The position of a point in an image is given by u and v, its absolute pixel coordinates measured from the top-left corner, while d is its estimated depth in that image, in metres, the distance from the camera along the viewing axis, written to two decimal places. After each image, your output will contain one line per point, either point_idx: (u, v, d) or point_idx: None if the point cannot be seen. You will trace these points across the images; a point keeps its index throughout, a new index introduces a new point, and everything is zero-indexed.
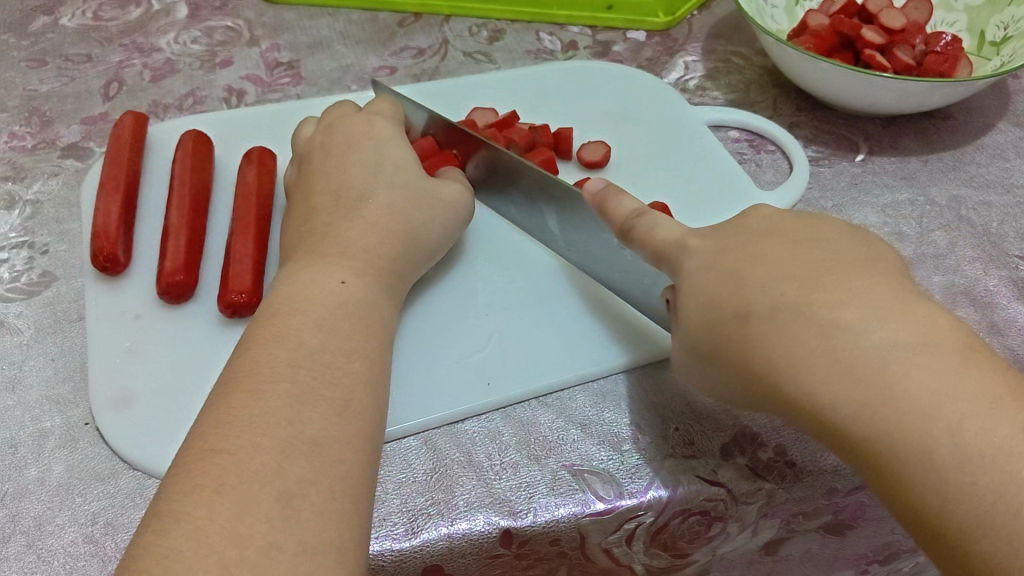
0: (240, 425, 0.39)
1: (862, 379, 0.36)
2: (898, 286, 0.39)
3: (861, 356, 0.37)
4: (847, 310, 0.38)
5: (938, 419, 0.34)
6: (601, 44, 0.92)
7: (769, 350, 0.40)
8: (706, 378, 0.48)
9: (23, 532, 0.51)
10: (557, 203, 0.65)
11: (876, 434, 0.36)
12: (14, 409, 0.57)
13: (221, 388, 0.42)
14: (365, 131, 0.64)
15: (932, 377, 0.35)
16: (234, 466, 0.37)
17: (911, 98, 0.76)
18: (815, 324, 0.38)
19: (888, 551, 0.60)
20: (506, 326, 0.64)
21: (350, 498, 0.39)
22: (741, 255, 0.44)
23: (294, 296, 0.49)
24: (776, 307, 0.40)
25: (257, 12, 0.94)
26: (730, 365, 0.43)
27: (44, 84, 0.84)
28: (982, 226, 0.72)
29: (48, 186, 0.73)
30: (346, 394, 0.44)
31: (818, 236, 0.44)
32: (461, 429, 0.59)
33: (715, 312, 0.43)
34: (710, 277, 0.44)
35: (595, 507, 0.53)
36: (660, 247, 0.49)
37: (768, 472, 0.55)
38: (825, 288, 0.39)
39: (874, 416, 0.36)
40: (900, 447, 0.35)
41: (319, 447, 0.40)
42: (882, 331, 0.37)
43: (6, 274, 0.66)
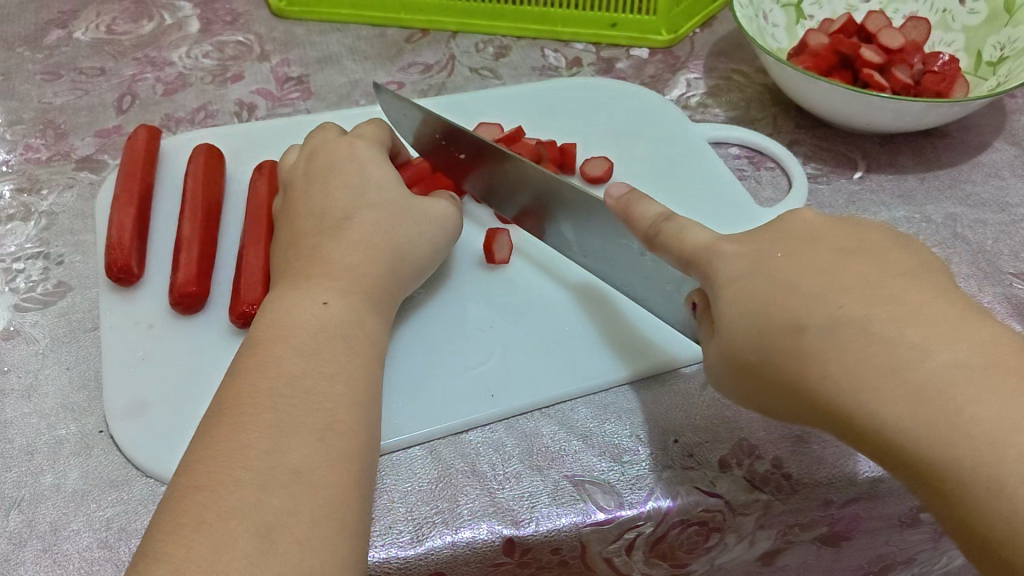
0: (225, 461, 0.41)
1: (926, 403, 0.36)
2: (954, 301, 0.39)
3: (925, 379, 0.36)
4: (912, 329, 0.38)
5: (1009, 448, 0.34)
6: (604, 61, 0.94)
7: (825, 367, 0.39)
8: (744, 389, 0.47)
9: (39, 537, 0.52)
10: (570, 210, 0.64)
11: (943, 459, 0.35)
12: (31, 417, 0.59)
13: (211, 419, 0.44)
14: (347, 155, 0.65)
15: (999, 402, 0.35)
16: (212, 504, 0.38)
17: (908, 116, 0.78)
18: (878, 342, 0.38)
19: (884, 562, 0.63)
20: (511, 338, 0.65)
21: (336, 520, 0.40)
22: (790, 266, 0.43)
23: (278, 324, 0.50)
24: (835, 321, 0.39)
25: (268, 27, 0.96)
26: (776, 377, 0.42)
27: (59, 97, 0.85)
28: (977, 243, 0.73)
29: (63, 198, 0.75)
30: (329, 417, 0.44)
31: (863, 247, 0.43)
32: (464, 439, 0.60)
33: (765, 326, 0.42)
34: (756, 287, 0.43)
35: (596, 517, 0.55)
36: (688, 253, 0.47)
37: (764, 484, 0.57)
38: (886, 305, 0.39)
39: (940, 439, 0.35)
40: (966, 471, 0.35)
41: (300, 476, 0.40)
42: (945, 352, 0.37)
43: (22, 285, 0.68)
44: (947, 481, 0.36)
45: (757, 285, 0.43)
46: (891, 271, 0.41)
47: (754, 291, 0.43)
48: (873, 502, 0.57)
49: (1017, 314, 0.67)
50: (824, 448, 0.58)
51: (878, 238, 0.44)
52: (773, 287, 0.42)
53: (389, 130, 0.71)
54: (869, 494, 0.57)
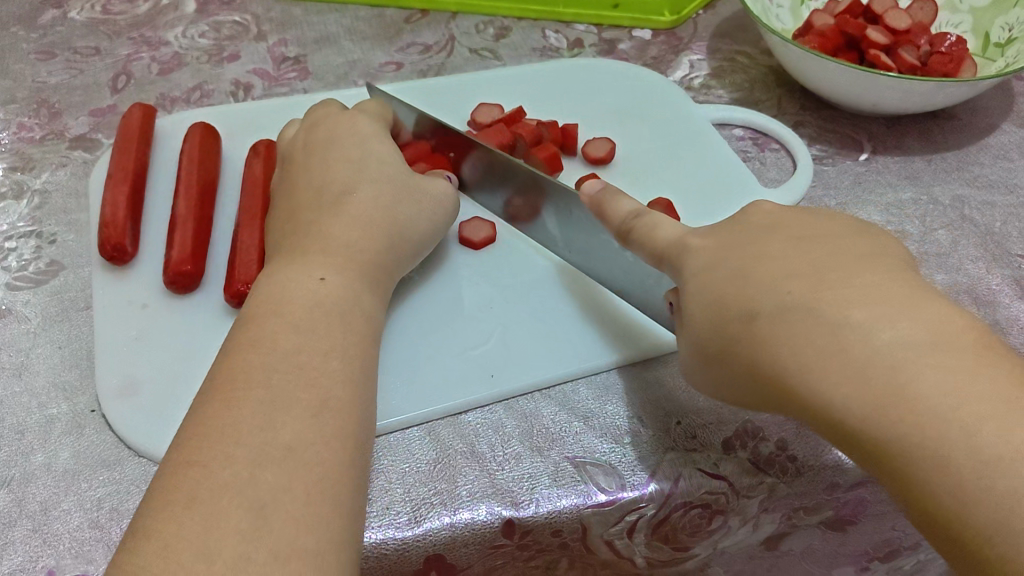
0: (218, 437, 0.39)
1: (867, 377, 0.35)
2: (909, 284, 0.38)
3: (869, 355, 0.35)
4: (858, 309, 0.37)
5: (947, 418, 0.32)
6: (606, 42, 0.92)
7: (777, 351, 0.38)
8: (718, 385, 0.46)
9: (29, 517, 0.51)
10: (555, 202, 0.65)
11: (884, 434, 0.34)
12: (22, 396, 0.58)
13: (204, 395, 0.43)
14: (347, 130, 0.64)
15: (940, 374, 0.33)
16: (204, 480, 0.37)
17: (916, 97, 0.76)
18: (824, 323, 0.37)
19: (889, 548, 0.60)
20: (510, 319, 0.64)
21: (331, 498, 0.39)
22: (751, 256, 0.43)
23: (271, 300, 0.49)
24: (784, 306, 0.39)
25: (266, 7, 0.94)
26: (741, 366, 0.42)
27: (53, 76, 0.84)
28: (985, 225, 0.72)
29: (56, 177, 0.74)
30: (323, 395, 0.43)
31: (825, 237, 0.43)
32: (464, 420, 0.59)
33: (725, 315, 0.42)
34: (720, 278, 0.43)
35: (597, 498, 0.54)
36: (661, 248, 0.49)
37: (769, 466, 0.55)
38: (836, 286, 0.38)
39: (880, 413, 0.34)
40: (908, 446, 0.33)
41: (293, 452, 0.39)
42: (890, 328, 0.35)
43: (14, 263, 0.67)
44: (890, 458, 0.34)
45: (720, 276, 0.43)
46: (848, 257, 0.40)
47: (717, 282, 0.43)
48: (880, 485, 0.56)
49: None
50: None
51: (843, 232, 0.43)
52: (733, 277, 0.42)
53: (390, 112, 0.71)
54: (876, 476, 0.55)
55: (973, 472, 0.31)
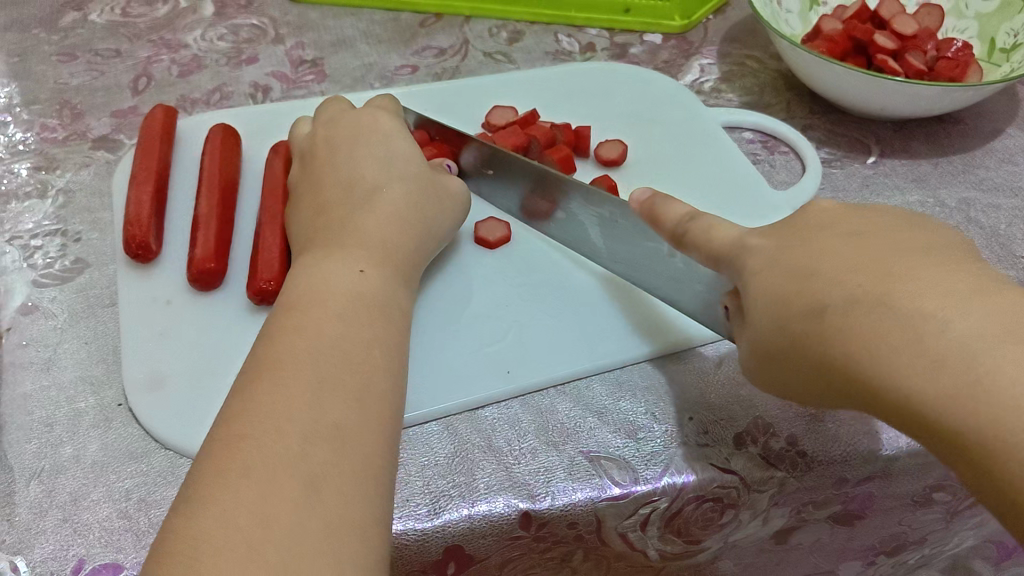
0: (269, 412, 0.41)
1: (947, 370, 0.33)
2: (975, 274, 0.37)
3: (944, 348, 0.34)
4: (927, 299, 0.35)
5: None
6: (618, 46, 0.94)
7: (847, 346, 0.37)
8: (783, 381, 0.45)
9: (59, 507, 0.53)
10: (599, 211, 0.65)
11: (969, 427, 0.33)
12: (49, 389, 0.59)
13: (246, 375, 0.44)
14: (369, 128, 0.65)
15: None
16: (257, 451, 0.39)
17: (922, 102, 0.78)
18: (893, 315, 0.36)
19: (895, 542, 0.63)
20: (526, 317, 0.66)
21: (372, 478, 0.40)
22: (812, 251, 0.42)
23: (314, 285, 0.50)
24: (852, 299, 0.38)
25: (282, 10, 0.96)
26: (807, 363, 0.41)
27: (75, 78, 0.86)
28: (991, 227, 0.74)
29: (80, 177, 0.75)
30: (366, 380, 0.44)
31: (881, 231, 0.42)
32: (481, 415, 0.60)
33: (787, 312, 0.41)
34: (778, 275, 0.42)
35: (611, 492, 0.55)
36: (717, 251, 0.48)
37: (779, 461, 0.57)
38: (907, 277, 0.37)
39: (965, 407, 0.33)
40: (996, 440, 0.32)
41: (340, 431, 0.41)
42: (967, 320, 0.34)
43: (40, 261, 0.68)
44: (976, 452, 0.33)
45: (782, 273, 0.42)
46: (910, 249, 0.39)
47: (779, 278, 0.42)
48: (887, 481, 0.58)
49: None
50: (838, 426, 0.58)
51: (902, 224, 0.42)
52: (796, 272, 0.41)
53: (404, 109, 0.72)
54: (883, 473, 0.57)
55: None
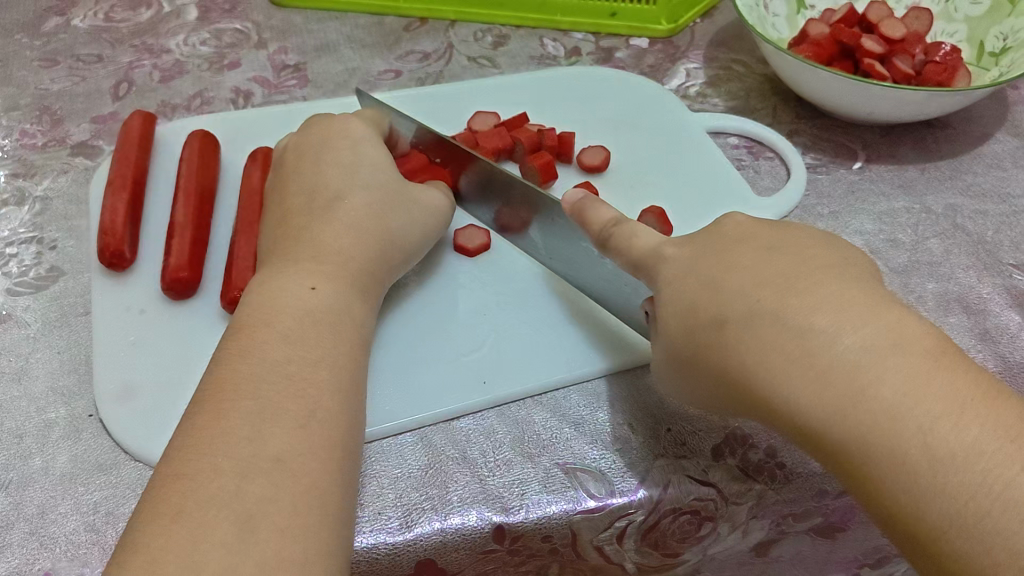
0: (204, 449, 0.40)
1: (832, 381, 0.38)
2: (866, 289, 0.41)
3: (833, 361, 0.38)
4: (820, 316, 0.39)
5: (909, 418, 0.35)
6: (604, 50, 0.93)
7: (746, 355, 0.41)
8: (687, 382, 0.50)
9: (26, 520, 0.52)
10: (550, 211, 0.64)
11: (849, 435, 0.37)
12: (20, 400, 0.59)
13: (191, 409, 0.43)
14: (339, 132, 0.65)
15: (902, 377, 0.36)
16: (192, 492, 0.38)
17: (910, 106, 0.77)
18: (792, 330, 0.40)
19: (879, 555, 0.61)
20: (503, 327, 0.65)
21: (318, 508, 0.39)
22: (721, 265, 0.45)
23: (262, 307, 0.50)
24: (753, 313, 0.42)
25: (266, 15, 0.95)
26: (712, 370, 0.44)
27: (55, 83, 0.85)
28: (977, 234, 0.73)
29: (57, 184, 0.75)
30: (311, 404, 0.44)
31: (790, 245, 0.45)
32: (456, 426, 0.59)
33: (699, 323, 0.45)
34: (692, 286, 0.46)
35: (586, 505, 0.54)
36: (639, 258, 0.51)
37: (758, 473, 0.56)
38: (802, 295, 0.41)
39: (845, 416, 0.37)
40: (868, 445, 0.36)
41: (281, 463, 0.40)
42: (853, 333, 0.38)
43: (15, 269, 0.68)
44: (850, 455, 0.37)
45: (691, 284, 0.46)
46: (813, 263, 0.43)
47: (687, 289, 0.46)
48: None
49: (1016, 305, 0.66)
50: None
51: (812, 235, 0.46)
52: (709, 286, 0.45)
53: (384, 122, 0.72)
54: None
55: (933, 468, 0.34)
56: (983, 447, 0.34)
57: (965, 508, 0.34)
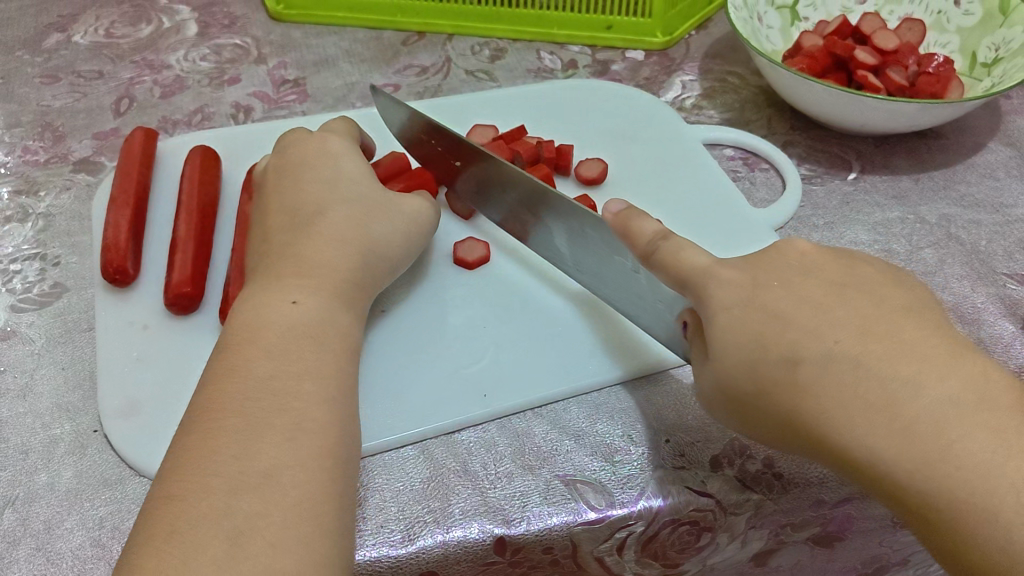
0: (196, 469, 0.41)
1: (920, 437, 0.39)
2: (940, 336, 0.42)
3: (918, 417, 0.39)
4: (905, 366, 0.40)
5: (1003, 478, 0.37)
6: (600, 63, 0.94)
7: (820, 400, 0.41)
8: (731, 412, 0.49)
9: (33, 535, 0.53)
10: (567, 223, 0.64)
11: (936, 488, 0.38)
12: (25, 417, 0.59)
13: (185, 428, 0.44)
14: (318, 150, 0.66)
15: (992, 436, 0.38)
16: (185, 512, 0.39)
17: (901, 118, 0.78)
18: (876, 379, 0.40)
19: (877, 564, 0.62)
20: (505, 339, 0.66)
21: (311, 518, 0.40)
22: (782, 295, 0.44)
23: (247, 325, 0.50)
24: (831, 355, 0.42)
25: (265, 30, 0.96)
26: (770, 406, 0.44)
27: (57, 100, 0.86)
28: (971, 244, 0.73)
29: (60, 200, 0.75)
30: (298, 417, 0.44)
31: (851, 280, 0.46)
32: (457, 439, 0.60)
33: (759, 358, 0.43)
34: (750, 316, 0.44)
35: (587, 516, 0.55)
36: (685, 274, 0.47)
37: (755, 483, 0.57)
38: (881, 341, 0.42)
39: (934, 472, 0.38)
40: (954, 500, 0.38)
41: (269, 479, 0.41)
42: (937, 386, 0.40)
43: (19, 286, 0.68)
44: (935, 508, 0.39)
45: (747, 315, 0.44)
46: (884, 304, 0.44)
47: (744, 322, 0.44)
48: (865, 502, 0.57)
49: (1010, 314, 0.67)
50: None
51: (866, 265, 0.47)
52: (767, 317, 0.44)
53: (359, 130, 0.72)
54: (861, 495, 0.56)
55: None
56: None
57: None
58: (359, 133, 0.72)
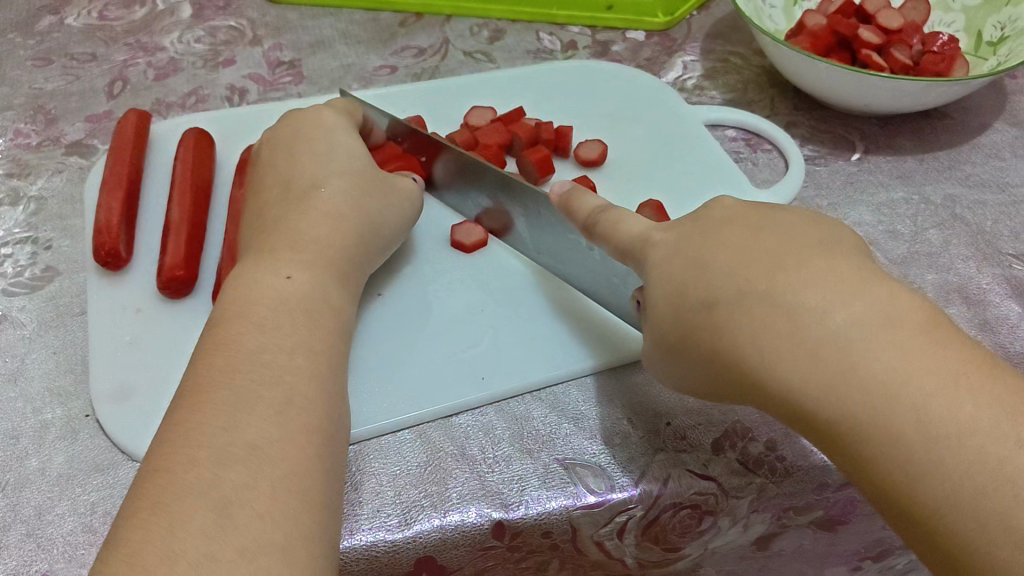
0: (184, 441, 0.40)
1: (824, 358, 0.36)
2: (858, 263, 0.39)
3: (825, 340, 0.37)
4: (811, 291, 0.38)
5: (903, 398, 0.34)
6: (600, 43, 0.93)
7: (736, 336, 0.40)
8: (677, 369, 0.48)
9: (23, 521, 0.52)
10: (524, 206, 0.66)
11: (844, 413, 0.36)
12: (17, 401, 0.58)
13: (175, 404, 0.43)
14: (311, 123, 0.65)
15: (895, 354, 0.35)
16: (169, 483, 0.38)
17: (907, 97, 0.77)
18: (781, 308, 0.39)
19: (880, 547, 0.60)
20: (502, 323, 0.65)
21: (296, 492, 0.39)
22: (707, 242, 0.44)
23: (232, 300, 0.50)
24: (742, 291, 0.40)
25: (261, 12, 0.95)
26: (702, 353, 0.43)
27: (50, 83, 0.85)
28: (977, 225, 0.72)
29: (52, 183, 0.74)
30: (287, 392, 0.44)
31: (774, 220, 0.44)
32: (454, 422, 0.59)
33: (684, 304, 0.43)
34: (676, 266, 0.45)
35: (586, 500, 0.54)
36: (625, 243, 0.50)
37: (758, 467, 0.56)
38: (791, 271, 0.39)
39: (840, 396, 0.36)
40: (860, 425, 0.35)
41: (258, 450, 0.40)
42: (844, 311, 0.37)
43: (10, 270, 0.67)
44: (844, 435, 0.36)
45: (676, 262, 0.45)
46: (802, 239, 0.42)
47: (674, 269, 0.45)
48: None
49: (1016, 296, 0.65)
50: None
51: (798, 209, 0.46)
52: (692, 264, 0.44)
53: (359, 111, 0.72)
54: None
55: (931, 451, 0.33)
56: (977, 426, 0.33)
57: (967, 487, 0.32)
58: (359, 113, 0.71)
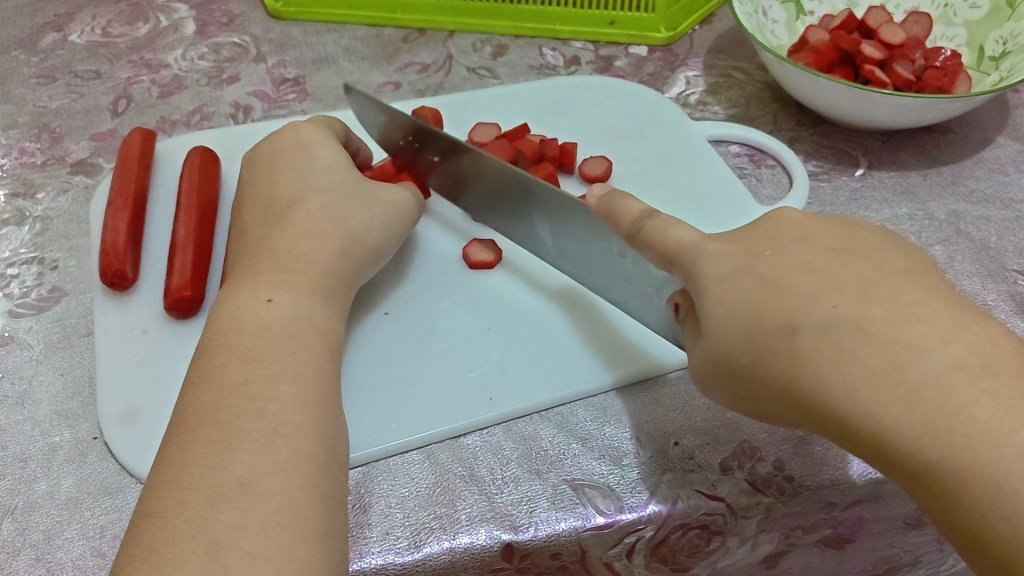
0: (179, 482, 0.40)
1: (923, 399, 0.37)
2: (947, 303, 0.41)
3: (923, 381, 0.37)
4: (908, 329, 0.39)
5: (1008, 448, 0.35)
6: (603, 59, 0.93)
7: (817, 366, 0.40)
8: (727, 389, 0.47)
9: (32, 546, 0.52)
10: (549, 214, 0.64)
11: (943, 459, 0.36)
12: (24, 424, 0.58)
13: (171, 441, 0.43)
14: (291, 141, 0.65)
15: (997, 401, 0.36)
16: (159, 530, 0.38)
17: (912, 113, 0.77)
18: (876, 343, 0.39)
19: (888, 565, 0.61)
20: (508, 342, 0.65)
21: (290, 526, 0.39)
22: (779, 264, 0.44)
23: (229, 326, 0.50)
24: (831, 323, 0.40)
25: (264, 28, 0.95)
26: (769, 380, 0.43)
27: (54, 100, 0.85)
28: (981, 240, 0.72)
29: (58, 203, 0.74)
30: (273, 423, 0.43)
31: (851, 248, 0.45)
32: (462, 443, 0.59)
33: (755, 328, 0.42)
34: (745, 286, 0.43)
35: (596, 521, 0.54)
36: (672, 251, 0.47)
37: (766, 487, 0.56)
38: (885, 306, 0.40)
39: (940, 440, 0.36)
40: (961, 472, 0.36)
41: (245, 488, 0.40)
42: (943, 352, 0.38)
43: (17, 291, 0.67)
44: (937, 479, 0.37)
45: (744, 284, 0.43)
46: (885, 272, 0.42)
47: (742, 291, 0.43)
48: (876, 504, 0.56)
49: (1022, 312, 0.66)
50: (826, 449, 0.57)
51: (873, 234, 0.46)
52: (764, 286, 0.43)
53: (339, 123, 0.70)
54: (872, 496, 0.56)
55: None
56: None
57: None
58: (340, 128, 0.70)
